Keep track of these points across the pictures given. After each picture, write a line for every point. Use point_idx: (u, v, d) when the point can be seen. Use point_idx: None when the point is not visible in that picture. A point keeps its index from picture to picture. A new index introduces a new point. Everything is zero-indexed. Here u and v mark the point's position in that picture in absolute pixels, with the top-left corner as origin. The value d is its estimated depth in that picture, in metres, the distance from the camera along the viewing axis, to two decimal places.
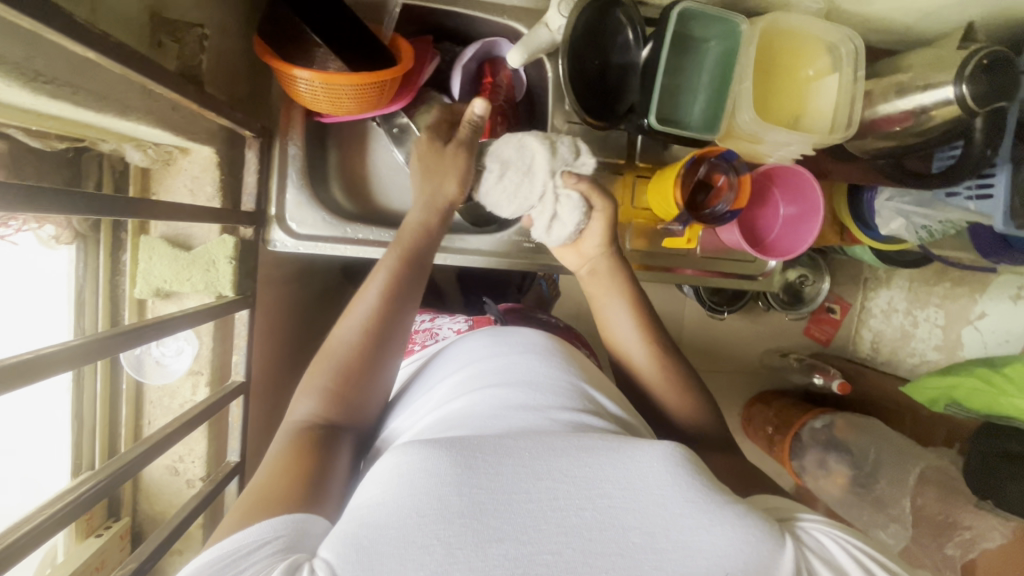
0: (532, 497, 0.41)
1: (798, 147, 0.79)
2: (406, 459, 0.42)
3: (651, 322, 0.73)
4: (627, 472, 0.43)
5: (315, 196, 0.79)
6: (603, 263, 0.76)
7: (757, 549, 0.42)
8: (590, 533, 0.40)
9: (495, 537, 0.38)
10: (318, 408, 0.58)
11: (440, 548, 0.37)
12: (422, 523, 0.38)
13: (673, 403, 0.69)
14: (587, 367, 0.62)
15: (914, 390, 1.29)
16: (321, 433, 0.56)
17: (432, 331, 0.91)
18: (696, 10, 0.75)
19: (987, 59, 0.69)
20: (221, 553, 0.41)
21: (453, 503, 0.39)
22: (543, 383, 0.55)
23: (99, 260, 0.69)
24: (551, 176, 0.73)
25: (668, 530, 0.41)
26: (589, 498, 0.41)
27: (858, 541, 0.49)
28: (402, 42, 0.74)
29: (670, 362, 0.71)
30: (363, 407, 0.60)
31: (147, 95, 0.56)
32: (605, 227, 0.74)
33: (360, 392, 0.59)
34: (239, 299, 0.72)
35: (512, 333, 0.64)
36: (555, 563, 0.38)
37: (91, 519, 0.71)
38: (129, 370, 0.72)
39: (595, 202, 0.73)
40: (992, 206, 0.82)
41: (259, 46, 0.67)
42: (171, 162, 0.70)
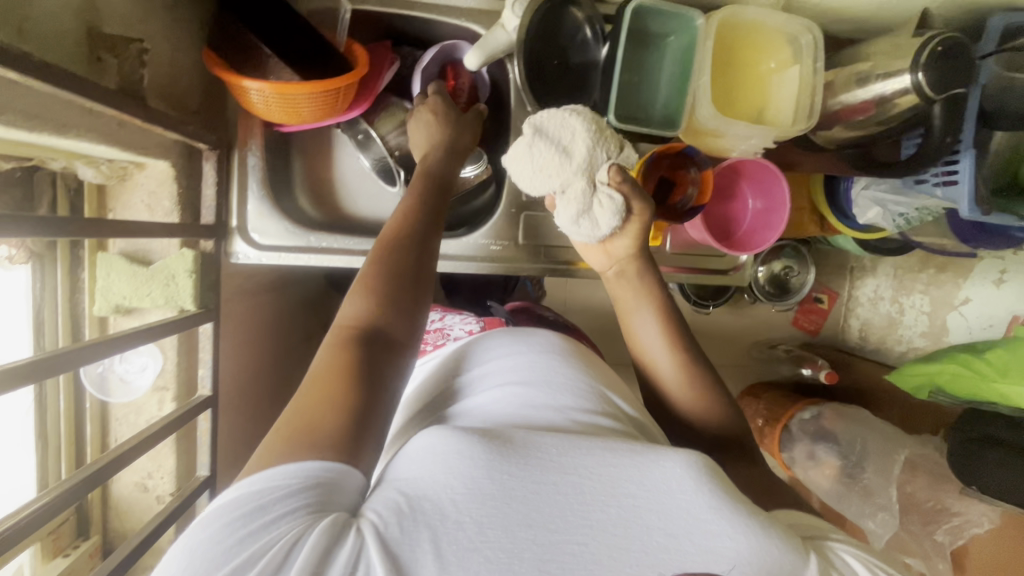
0: (560, 489, 0.44)
1: (759, 140, 0.78)
2: (439, 440, 0.46)
3: (680, 331, 0.72)
4: (652, 476, 0.46)
5: (277, 206, 0.79)
6: (633, 266, 0.74)
7: (776, 561, 0.45)
8: (613, 529, 0.44)
9: (524, 522, 0.42)
10: (358, 321, 0.54)
11: (474, 527, 0.42)
12: (458, 503, 0.42)
13: (698, 413, 0.69)
14: (604, 373, 0.66)
15: (900, 378, 1.28)
16: (370, 342, 0.53)
17: (444, 330, 0.92)
18: (651, 6, 0.75)
19: (943, 46, 0.69)
20: (251, 498, 0.41)
21: (485, 487, 0.43)
22: (568, 382, 0.59)
23: (57, 278, 0.69)
24: (591, 167, 0.69)
25: (687, 533, 0.44)
26: (613, 496, 0.45)
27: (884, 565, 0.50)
28: (356, 46, 0.73)
29: (698, 371, 0.70)
30: (407, 316, 0.56)
31: (87, 111, 0.55)
32: (639, 230, 0.71)
33: (397, 307, 0.56)
34: (201, 313, 0.72)
35: (531, 337, 0.67)
36: (579, 551, 0.42)
37: (57, 539, 0.70)
38: (92, 389, 0.72)
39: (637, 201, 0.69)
40: (957, 193, 0.81)
41: (206, 56, 0.66)
42: (127, 177, 0.69)
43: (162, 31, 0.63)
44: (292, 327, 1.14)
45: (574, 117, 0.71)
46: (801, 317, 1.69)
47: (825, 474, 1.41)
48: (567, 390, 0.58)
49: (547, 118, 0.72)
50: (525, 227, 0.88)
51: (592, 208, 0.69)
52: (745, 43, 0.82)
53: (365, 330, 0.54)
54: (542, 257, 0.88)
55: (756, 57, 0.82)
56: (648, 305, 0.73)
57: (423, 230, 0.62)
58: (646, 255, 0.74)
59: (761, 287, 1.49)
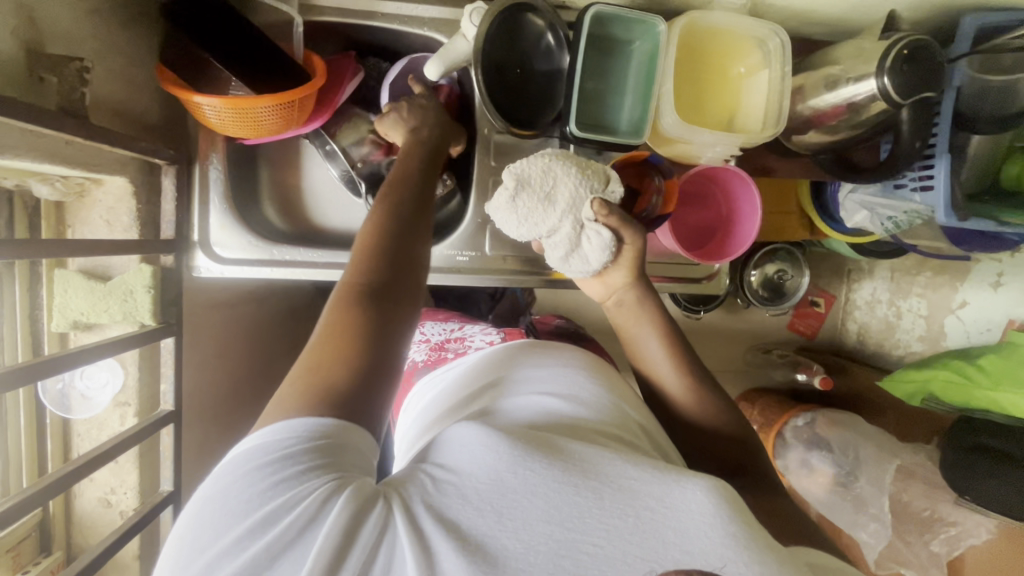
0: (580, 490, 0.43)
1: (724, 148, 0.78)
2: (472, 434, 0.48)
3: (684, 351, 0.70)
4: (674, 493, 0.44)
5: (241, 219, 0.78)
6: (629, 294, 0.72)
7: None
8: (632, 537, 0.42)
9: (542, 516, 0.42)
10: (362, 270, 0.54)
11: (491, 515, 0.42)
12: (479, 491, 0.43)
13: (711, 427, 0.67)
14: (625, 387, 0.64)
15: (891, 385, 1.24)
16: (379, 300, 0.52)
17: (463, 340, 0.89)
18: (611, 13, 0.73)
19: (907, 49, 0.67)
20: (270, 459, 0.43)
21: (507, 478, 0.43)
22: (594, 394, 0.59)
23: (16, 295, 0.69)
24: (575, 207, 0.67)
25: (709, 557, 0.41)
26: (635, 504, 0.43)
27: None
28: (315, 59, 0.73)
29: (705, 384, 0.69)
30: (408, 270, 0.56)
31: (29, 132, 0.55)
32: (631, 257, 0.70)
33: (401, 262, 0.55)
34: (160, 328, 0.72)
35: (553, 346, 0.68)
36: (597, 556, 0.41)
37: (18, 556, 0.70)
38: (52, 406, 0.72)
39: (626, 233, 0.68)
40: (934, 198, 0.79)
41: (161, 74, 0.66)
42: (85, 194, 0.69)
43: (113, 47, 0.63)
44: (277, 338, 1.13)
45: (553, 160, 0.68)
46: (797, 321, 1.66)
47: (819, 482, 1.36)
48: (595, 397, 0.58)
49: (523, 166, 0.68)
50: (492, 236, 0.85)
51: (584, 249, 0.68)
52: (713, 48, 0.80)
53: (374, 285, 0.53)
54: (513, 267, 0.87)
55: (725, 62, 0.81)
56: (648, 329, 0.71)
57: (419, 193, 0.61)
58: (645, 281, 0.72)
59: (753, 292, 1.46)
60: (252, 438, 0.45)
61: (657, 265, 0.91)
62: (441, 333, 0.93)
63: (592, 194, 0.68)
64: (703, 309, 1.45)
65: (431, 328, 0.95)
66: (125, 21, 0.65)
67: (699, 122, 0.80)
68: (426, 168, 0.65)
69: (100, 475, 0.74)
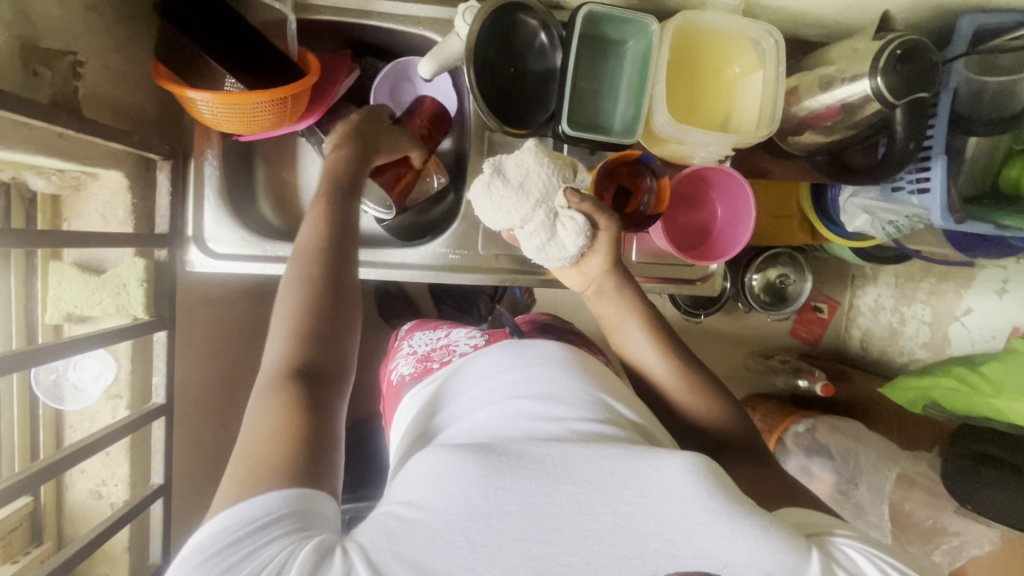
0: (554, 501, 0.48)
1: (717, 147, 0.78)
2: (436, 461, 0.50)
3: (669, 337, 0.71)
4: (651, 480, 0.48)
5: (235, 215, 0.79)
6: (610, 283, 0.71)
7: (778, 560, 0.47)
8: (610, 537, 0.47)
9: (518, 537, 0.46)
10: (289, 350, 0.55)
11: (466, 544, 0.46)
12: (451, 522, 0.46)
13: (698, 408, 0.69)
14: (605, 375, 0.64)
15: (892, 391, 1.23)
16: (306, 377, 0.54)
17: (449, 347, 0.86)
18: (604, 12, 0.73)
19: (902, 49, 0.66)
20: (226, 539, 0.44)
21: (479, 506, 0.47)
22: (570, 384, 0.59)
23: (11, 286, 0.70)
24: (548, 195, 0.66)
25: (687, 538, 0.47)
26: (611, 503, 0.48)
27: (886, 555, 0.52)
28: (309, 56, 0.74)
29: (690, 365, 0.70)
30: (333, 342, 0.57)
31: (24, 125, 0.56)
32: (609, 246, 0.68)
33: (331, 334, 0.57)
34: (153, 321, 0.73)
35: (528, 346, 0.65)
36: (575, 562, 0.46)
37: (8, 544, 0.70)
38: (45, 397, 0.72)
39: (602, 219, 0.67)
40: (930, 200, 0.78)
41: (154, 66, 0.67)
42: (81, 187, 0.70)
43: (110, 45, 0.65)
44: None
45: (527, 149, 0.68)
46: (798, 327, 1.65)
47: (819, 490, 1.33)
48: (570, 385, 0.59)
49: (499, 159, 0.68)
50: (486, 235, 0.85)
51: (556, 238, 0.66)
52: (707, 48, 0.80)
53: (306, 365, 0.55)
54: (505, 266, 0.87)
55: (719, 63, 0.81)
56: (634, 318, 0.71)
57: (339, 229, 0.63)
58: (623, 269, 0.71)
59: (755, 296, 1.44)
60: (205, 527, 0.45)
61: (651, 267, 0.91)
62: (427, 344, 0.91)
63: (564, 181, 0.67)
64: (704, 313, 1.44)
65: (419, 339, 0.94)
66: (122, 18, 0.66)
67: (693, 121, 0.80)
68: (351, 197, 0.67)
69: (92, 466, 0.75)
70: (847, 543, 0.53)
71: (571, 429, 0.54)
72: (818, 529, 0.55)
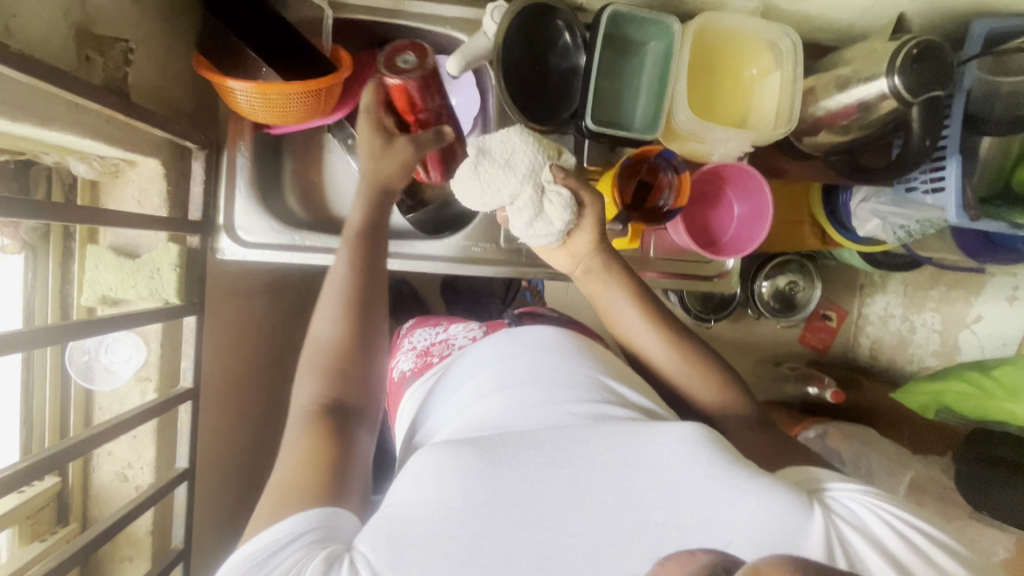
0: (554, 485, 0.50)
1: (737, 143, 0.79)
2: (430, 453, 0.52)
3: (668, 316, 0.73)
4: (649, 454, 0.51)
5: (264, 205, 0.81)
6: (603, 266, 0.72)
7: (784, 523, 0.48)
8: (612, 515, 0.49)
9: (518, 525, 0.48)
10: (321, 388, 0.61)
11: (466, 536, 0.47)
12: (449, 516, 0.48)
13: (701, 388, 0.70)
14: (610, 363, 0.68)
15: (905, 397, 1.22)
16: (327, 413, 0.60)
17: (448, 341, 0.89)
18: (628, 13, 0.76)
19: (917, 48, 0.69)
20: (258, 554, 0.48)
21: (479, 497, 0.49)
22: (566, 376, 0.63)
23: (49, 268, 0.72)
24: (535, 170, 0.68)
25: (689, 508, 0.49)
26: (611, 482, 0.50)
27: (893, 506, 0.53)
28: (342, 53, 0.76)
29: (691, 342, 0.72)
30: (364, 381, 0.64)
31: (76, 109, 0.58)
32: (596, 225, 0.70)
33: (357, 368, 0.64)
34: (184, 306, 0.74)
35: (522, 332, 0.71)
36: (578, 544, 0.48)
37: (36, 523, 0.72)
38: (77, 377, 0.74)
39: (585, 195, 0.69)
40: (945, 199, 0.80)
41: (195, 58, 0.69)
42: (119, 174, 0.72)
43: (154, 37, 0.67)
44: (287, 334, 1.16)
45: (511, 129, 0.69)
46: (808, 335, 1.61)
47: None
48: (569, 376, 0.62)
49: (484, 138, 0.69)
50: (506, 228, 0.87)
51: (544, 213, 0.67)
52: (726, 49, 0.82)
53: (338, 398, 0.61)
54: (524, 259, 0.88)
55: (738, 64, 0.83)
56: (629, 299, 0.72)
57: (367, 271, 0.68)
58: (611, 250, 0.72)
59: (765, 303, 1.44)
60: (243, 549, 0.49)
61: (665, 262, 0.92)
62: (427, 339, 0.93)
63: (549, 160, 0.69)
64: (714, 317, 1.44)
65: (419, 336, 0.95)
66: (168, 11, 0.69)
67: (712, 119, 0.82)
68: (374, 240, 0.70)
69: (119, 449, 0.76)
70: (846, 493, 0.54)
71: (571, 411, 0.58)
72: (818, 484, 0.56)
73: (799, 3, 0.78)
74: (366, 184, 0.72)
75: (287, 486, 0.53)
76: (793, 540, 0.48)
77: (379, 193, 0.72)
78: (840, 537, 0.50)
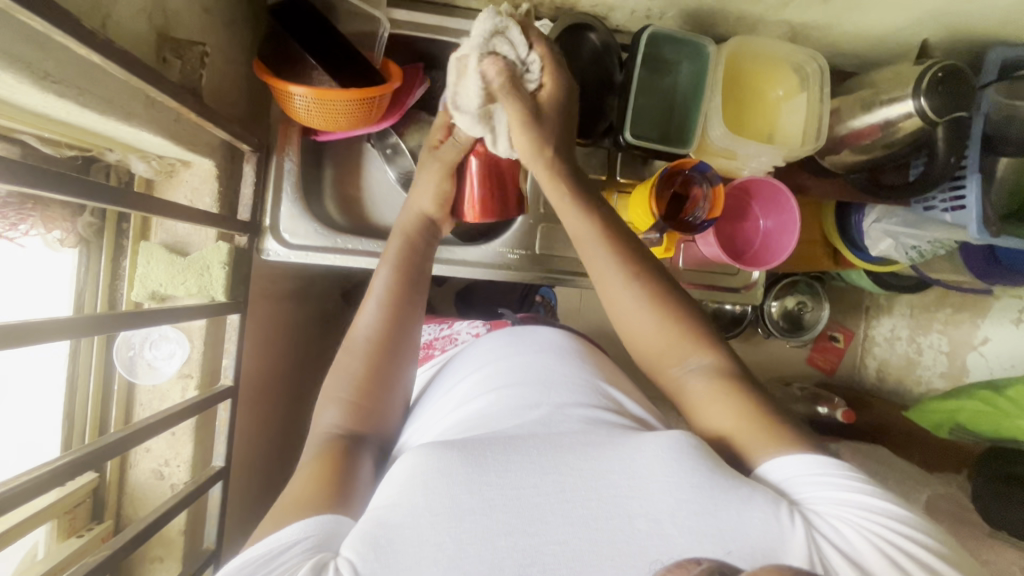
0: (540, 491, 0.50)
1: (769, 158, 0.84)
2: (416, 456, 0.52)
3: (631, 250, 0.71)
4: (634, 465, 0.52)
5: (308, 208, 0.84)
6: (551, 145, 0.72)
7: (767, 532, 0.49)
8: (597, 522, 0.49)
9: (502, 532, 0.48)
10: (342, 419, 0.64)
11: (451, 543, 0.47)
12: (434, 522, 0.48)
13: (650, 333, 0.69)
14: (603, 368, 0.74)
15: (918, 415, 1.24)
16: (346, 442, 0.62)
17: (452, 336, 0.91)
18: (665, 33, 0.80)
19: (941, 73, 0.73)
20: (251, 559, 0.47)
21: (464, 502, 0.49)
22: (560, 384, 0.65)
23: (100, 264, 0.73)
24: (492, 54, 0.68)
25: (673, 518, 0.49)
26: (597, 489, 0.51)
27: (891, 525, 0.50)
28: (392, 66, 0.80)
29: (645, 274, 0.70)
30: (379, 416, 0.66)
31: (150, 105, 0.60)
32: (551, 92, 0.71)
33: (377, 400, 0.66)
34: (230, 303, 0.75)
35: (530, 333, 0.75)
36: (562, 550, 0.48)
37: (73, 519, 0.71)
38: (121, 371, 0.74)
39: (536, 61, 0.69)
40: (965, 217, 0.83)
41: (257, 65, 0.73)
42: (173, 174, 0.74)
43: (219, 42, 0.70)
44: (308, 338, 1.17)
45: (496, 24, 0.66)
46: (814, 355, 1.61)
47: None
48: (563, 390, 0.64)
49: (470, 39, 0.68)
50: (541, 237, 0.90)
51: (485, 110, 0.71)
52: (755, 71, 0.86)
53: (350, 430, 0.63)
54: (557, 267, 0.91)
55: (767, 85, 0.87)
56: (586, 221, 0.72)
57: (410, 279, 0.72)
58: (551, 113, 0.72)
59: (776, 322, 1.45)
60: (239, 557, 0.49)
61: (693, 274, 0.95)
62: (432, 334, 0.96)
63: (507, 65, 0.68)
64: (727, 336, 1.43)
65: (424, 331, 0.98)
66: (232, 18, 0.73)
67: (743, 134, 0.85)
68: (427, 249, 0.76)
69: (157, 446, 0.76)
70: (831, 509, 0.52)
71: (560, 417, 0.60)
72: (793, 492, 0.55)
73: (825, 28, 0.83)
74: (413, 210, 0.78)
75: (293, 505, 0.53)
76: (775, 550, 0.49)
77: (422, 220, 0.78)
78: (821, 559, 0.49)
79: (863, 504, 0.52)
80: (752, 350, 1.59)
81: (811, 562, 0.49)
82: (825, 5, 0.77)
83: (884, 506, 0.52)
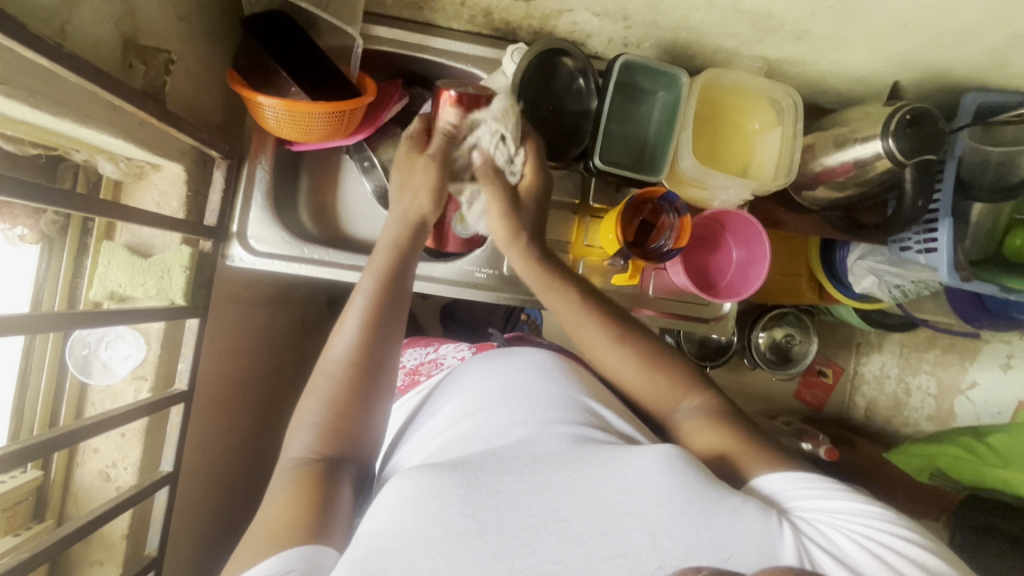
0: (533, 511, 0.49)
1: (738, 190, 0.83)
2: (410, 479, 0.50)
3: (610, 310, 0.72)
4: (626, 477, 0.51)
5: (278, 216, 0.84)
6: (525, 229, 0.76)
7: (754, 542, 0.49)
8: (592, 539, 0.48)
9: (499, 554, 0.46)
10: (316, 446, 0.62)
11: (445, 568, 0.45)
12: (427, 546, 0.46)
13: (637, 381, 0.70)
14: (585, 381, 0.72)
15: (898, 458, 1.17)
16: (322, 468, 0.60)
17: (437, 360, 0.89)
18: (639, 62, 0.80)
19: (911, 114, 0.73)
20: None
21: (460, 527, 0.47)
22: (547, 400, 0.63)
23: (62, 261, 0.73)
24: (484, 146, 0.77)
25: (667, 530, 0.48)
26: (590, 506, 0.49)
27: (873, 526, 0.51)
28: (367, 79, 0.80)
29: (629, 330, 0.71)
30: (356, 440, 0.64)
31: (111, 109, 0.61)
32: (532, 184, 0.78)
33: (351, 425, 0.64)
34: (189, 306, 0.75)
35: (511, 354, 0.74)
36: (560, 569, 0.46)
37: (11, 518, 0.71)
38: (75, 370, 0.75)
39: (523, 154, 0.77)
40: (937, 258, 0.82)
41: (229, 75, 0.74)
42: (142, 176, 0.74)
43: (194, 50, 0.71)
44: (282, 345, 1.17)
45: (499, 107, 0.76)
46: (802, 390, 1.57)
47: None
48: (548, 408, 0.62)
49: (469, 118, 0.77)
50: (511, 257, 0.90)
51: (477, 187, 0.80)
52: (731, 103, 0.86)
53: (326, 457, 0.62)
54: (526, 289, 0.90)
55: (742, 117, 0.86)
56: (567, 299, 0.72)
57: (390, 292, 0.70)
58: (531, 207, 0.78)
59: (762, 354, 1.41)
60: None
61: (665, 302, 0.94)
62: (418, 358, 0.95)
63: (497, 156, 0.77)
64: (711, 365, 1.40)
65: (410, 356, 0.98)
66: (208, 26, 0.74)
67: (715, 166, 0.85)
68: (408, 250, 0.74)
69: (105, 447, 0.76)
70: (817, 514, 0.53)
71: (552, 432, 0.58)
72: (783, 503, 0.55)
73: (800, 65, 0.84)
74: (398, 213, 0.75)
75: (270, 535, 0.53)
76: (769, 549, 0.49)
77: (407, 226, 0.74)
78: (812, 560, 0.49)
79: (848, 509, 0.53)
80: (736, 380, 1.57)
81: (799, 559, 0.48)
82: (800, 42, 0.78)
83: (871, 511, 0.53)
